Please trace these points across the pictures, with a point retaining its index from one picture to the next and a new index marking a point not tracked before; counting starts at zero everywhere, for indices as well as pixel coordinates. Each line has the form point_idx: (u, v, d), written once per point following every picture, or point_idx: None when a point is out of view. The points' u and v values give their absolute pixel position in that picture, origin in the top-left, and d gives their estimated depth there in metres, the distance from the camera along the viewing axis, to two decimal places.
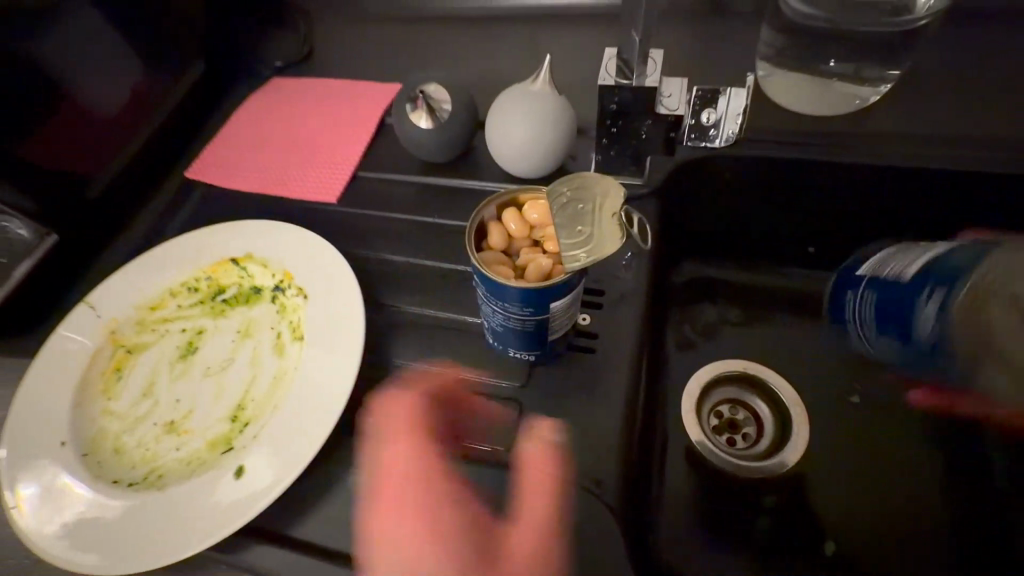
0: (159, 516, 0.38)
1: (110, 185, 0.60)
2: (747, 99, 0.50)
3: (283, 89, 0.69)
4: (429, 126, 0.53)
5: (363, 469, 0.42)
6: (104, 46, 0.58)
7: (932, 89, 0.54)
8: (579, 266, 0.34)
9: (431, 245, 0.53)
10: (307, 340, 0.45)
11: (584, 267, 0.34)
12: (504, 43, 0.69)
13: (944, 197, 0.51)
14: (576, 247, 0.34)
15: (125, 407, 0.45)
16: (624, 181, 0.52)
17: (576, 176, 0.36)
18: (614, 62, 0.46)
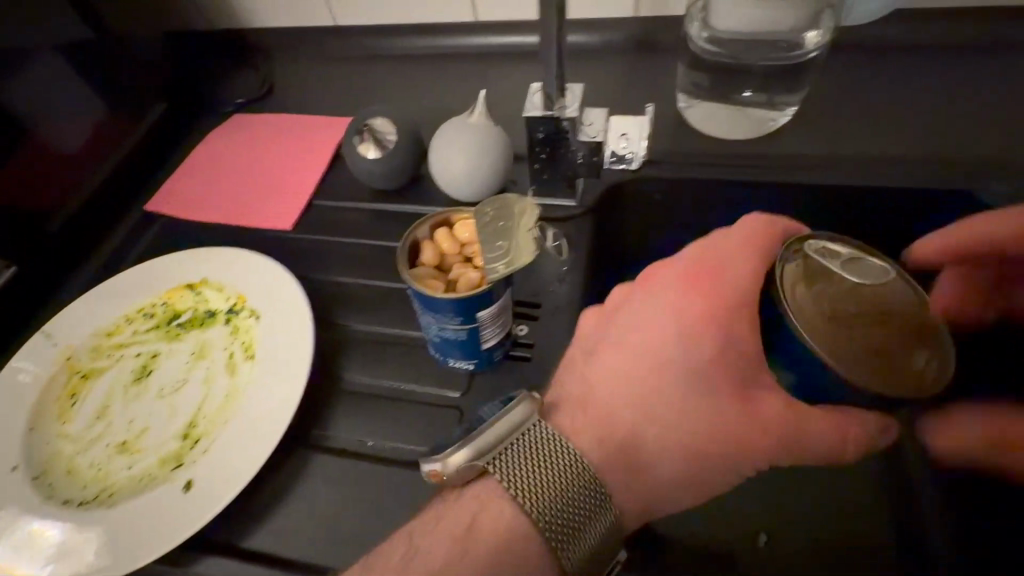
0: (112, 530, 0.40)
1: (70, 218, 0.62)
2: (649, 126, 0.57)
3: (243, 125, 0.72)
4: (376, 156, 0.57)
5: (312, 479, 0.44)
6: (68, 87, 0.61)
7: (829, 113, 0.61)
8: (501, 274, 0.38)
9: (381, 265, 0.57)
10: (258, 359, 0.48)
11: (507, 275, 0.38)
12: (450, 84, 0.75)
13: (849, 207, 0.56)
14: (499, 258, 0.38)
15: (79, 430, 0.47)
16: (558, 202, 0.56)
17: (497, 198, 0.41)
18: (539, 95, 0.50)
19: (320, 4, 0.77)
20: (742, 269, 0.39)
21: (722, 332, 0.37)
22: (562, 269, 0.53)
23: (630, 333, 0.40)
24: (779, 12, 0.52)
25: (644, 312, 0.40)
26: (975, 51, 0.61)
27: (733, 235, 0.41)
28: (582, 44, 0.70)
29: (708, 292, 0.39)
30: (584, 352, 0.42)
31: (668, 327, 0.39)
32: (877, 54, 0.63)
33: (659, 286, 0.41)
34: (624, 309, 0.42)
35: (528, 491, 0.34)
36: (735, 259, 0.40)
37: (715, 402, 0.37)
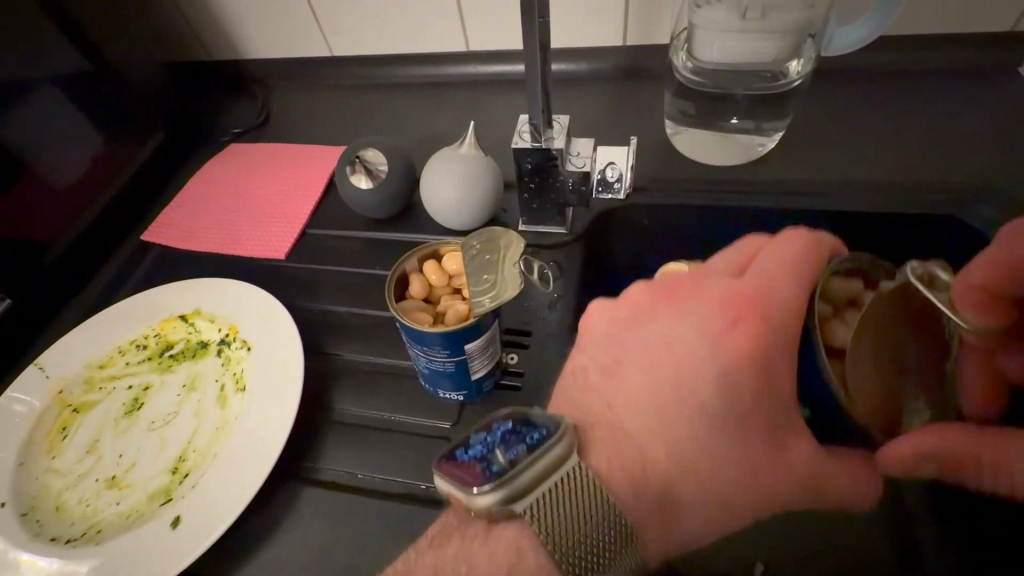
0: (98, 568, 0.40)
1: (66, 249, 0.63)
2: (634, 154, 0.58)
3: (239, 155, 0.74)
4: (368, 186, 0.58)
5: (301, 513, 0.44)
6: (67, 123, 0.62)
7: (817, 137, 0.61)
8: (486, 308, 0.38)
9: (372, 295, 0.57)
10: (249, 391, 0.48)
11: (492, 309, 0.38)
12: (443, 113, 0.76)
13: (837, 232, 0.57)
14: (484, 292, 0.39)
15: (69, 465, 0.47)
16: (548, 230, 0.57)
17: (483, 230, 0.41)
18: (527, 128, 0.51)
19: (315, 37, 0.79)
20: (794, 299, 0.37)
21: (763, 365, 0.35)
22: (552, 297, 0.54)
23: (657, 354, 0.38)
24: (760, 44, 0.52)
25: (673, 334, 0.38)
26: (954, 77, 0.63)
27: (775, 255, 0.39)
28: (571, 73, 0.72)
29: (749, 321, 0.36)
30: (603, 369, 0.40)
31: (707, 347, 0.36)
32: (859, 81, 0.64)
33: (690, 306, 0.39)
34: (649, 326, 0.40)
35: (553, 527, 0.32)
36: (781, 283, 0.37)
37: (748, 438, 0.35)
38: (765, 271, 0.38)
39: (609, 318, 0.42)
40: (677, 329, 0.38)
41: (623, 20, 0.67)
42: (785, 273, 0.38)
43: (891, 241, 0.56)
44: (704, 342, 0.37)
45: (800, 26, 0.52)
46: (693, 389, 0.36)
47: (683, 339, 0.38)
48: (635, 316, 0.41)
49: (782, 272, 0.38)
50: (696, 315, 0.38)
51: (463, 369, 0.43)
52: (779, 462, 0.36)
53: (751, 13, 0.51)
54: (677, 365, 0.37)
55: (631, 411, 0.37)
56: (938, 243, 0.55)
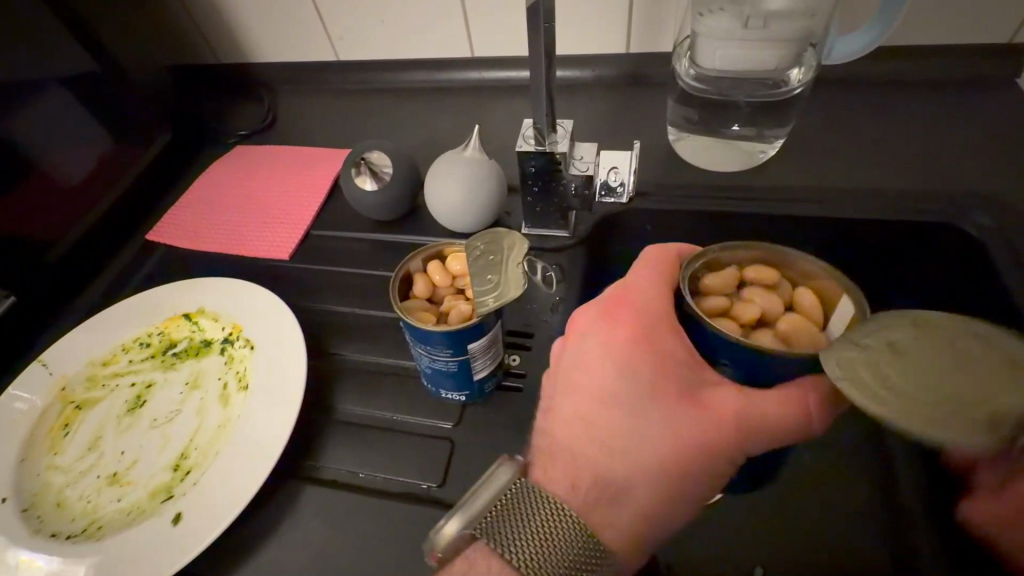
0: (98, 564, 0.40)
1: (71, 248, 0.63)
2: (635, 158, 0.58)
3: (245, 157, 0.74)
4: (373, 188, 0.58)
5: (302, 512, 0.44)
6: (76, 123, 0.63)
7: (817, 144, 0.62)
8: (489, 308, 0.38)
9: (376, 296, 0.57)
10: (252, 389, 0.48)
11: (497, 308, 0.39)
12: (448, 117, 0.77)
13: (838, 237, 0.57)
14: (488, 292, 0.39)
15: (70, 461, 0.47)
16: (552, 233, 0.57)
17: (488, 231, 0.42)
18: (531, 132, 0.52)
19: (321, 41, 0.80)
20: (641, 284, 0.38)
21: (657, 349, 0.36)
22: (556, 301, 0.54)
23: (579, 383, 0.37)
24: (762, 52, 0.53)
25: (581, 357, 0.38)
26: (953, 87, 0.63)
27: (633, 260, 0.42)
28: (574, 79, 0.73)
29: (622, 322, 0.37)
30: (548, 409, 0.39)
31: (605, 355, 0.37)
32: (859, 90, 0.65)
33: (584, 326, 0.39)
34: (566, 357, 0.39)
35: (511, 546, 0.33)
36: (645, 278, 0.39)
37: (679, 420, 0.35)
38: (637, 279, 0.39)
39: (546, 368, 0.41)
40: (584, 351, 0.38)
41: (625, 28, 0.68)
42: (643, 268, 0.40)
43: (892, 247, 0.57)
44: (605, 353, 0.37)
45: (802, 35, 0.52)
46: (617, 400, 0.36)
47: (592, 359, 0.37)
48: (555, 357, 0.40)
49: (645, 270, 0.39)
50: (593, 332, 0.38)
51: (465, 369, 0.43)
52: (710, 420, 0.34)
53: (753, 23, 0.52)
54: (598, 382, 0.36)
55: (574, 435, 0.36)
56: (938, 249, 0.56)
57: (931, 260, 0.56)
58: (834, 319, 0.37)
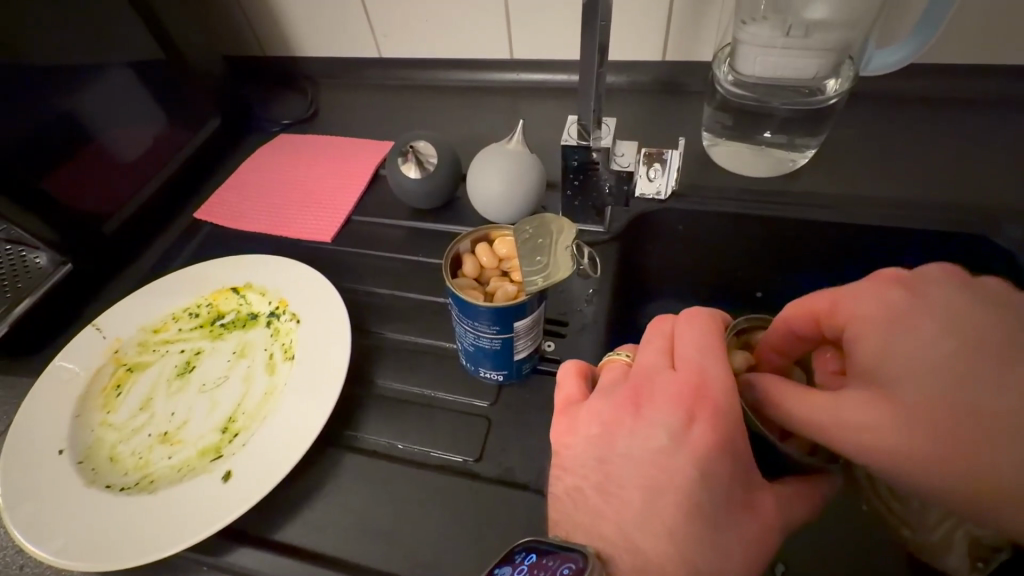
0: (151, 514, 0.42)
1: (124, 221, 0.66)
2: (680, 160, 0.59)
3: (290, 144, 0.77)
4: (417, 177, 0.61)
5: (343, 478, 0.45)
6: (134, 103, 0.66)
7: (850, 155, 0.63)
8: (539, 287, 0.40)
9: (414, 279, 0.59)
10: (298, 359, 0.50)
11: (547, 288, 0.40)
12: (487, 116, 0.80)
13: (866, 245, 0.59)
14: (539, 272, 0.41)
15: (123, 420, 0.49)
16: (587, 229, 0.59)
17: (537, 216, 0.43)
18: (576, 127, 0.54)
19: (367, 38, 0.83)
20: (719, 374, 0.34)
21: (734, 449, 0.33)
22: (589, 291, 0.56)
23: (640, 471, 0.34)
24: (803, 61, 0.55)
25: (642, 445, 0.34)
26: (987, 106, 0.65)
27: (687, 335, 0.37)
28: (610, 83, 0.75)
29: (703, 416, 0.33)
30: (598, 484, 0.35)
31: (677, 453, 0.33)
32: (892, 104, 0.67)
33: (651, 409, 0.35)
34: (623, 440, 0.35)
35: None
36: (701, 354, 0.36)
37: (738, 524, 0.33)
38: (686, 349, 0.36)
39: (585, 440, 0.36)
40: (642, 439, 0.34)
41: (665, 36, 0.70)
42: (706, 350, 0.36)
43: (923, 258, 0.58)
44: (672, 452, 0.33)
45: (840, 47, 0.55)
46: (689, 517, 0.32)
47: (656, 453, 0.33)
48: (606, 430, 0.35)
49: (704, 346, 0.36)
50: (654, 413, 0.34)
51: (507, 349, 0.45)
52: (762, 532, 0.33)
53: (795, 31, 0.54)
54: (668, 490, 0.32)
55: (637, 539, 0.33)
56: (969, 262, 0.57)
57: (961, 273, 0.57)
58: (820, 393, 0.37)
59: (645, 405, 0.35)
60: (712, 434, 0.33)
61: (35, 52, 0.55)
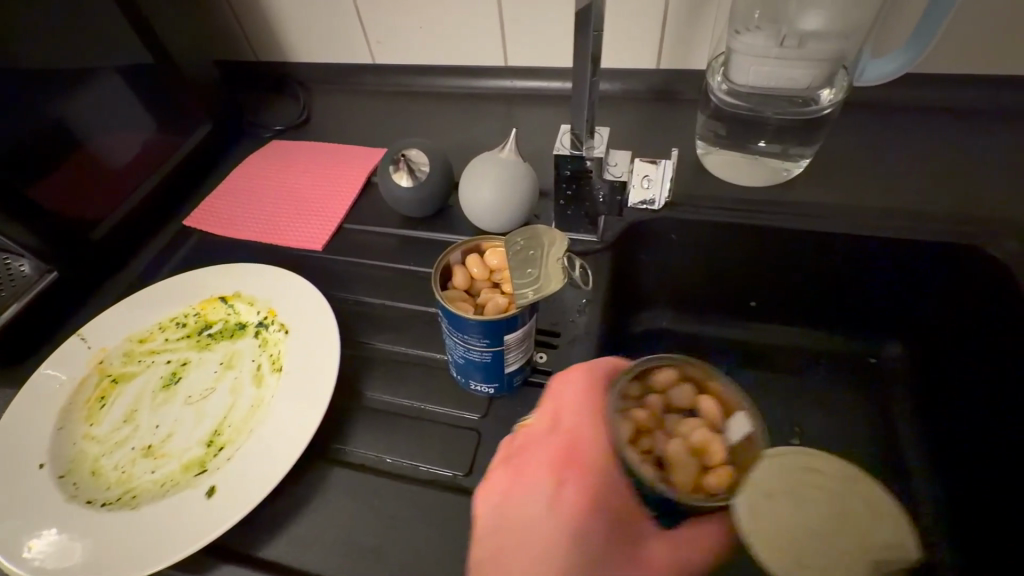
0: (131, 531, 0.41)
1: (111, 229, 0.65)
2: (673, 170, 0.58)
3: (282, 151, 0.76)
4: (408, 185, 0.60)
5: (330, 493, 0.45)
6: (122, 109, 0.65)
7: (844, 164, 0.63)
8: (530, 297, 0.40)
9: (405, 288, 0.59)
10: (286, 371, 0.49)
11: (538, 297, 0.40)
12: (482, 122, 0.79)
13: (860, 256, 0.59)
14: (531, 281, 0.40)
15: (106, 432, 0.48)
16: (580, 238, 0.59)
17: (527, 227, 0.43)
18: (568, 136, 0.53)
19: (360, 43, 0.83)
20: (592, 437, 0.40)
21: (609, 503, 0.37)
22: (582, 302, 0.55)
23: (530, 528, 0.37)
24: (796, 71, 0.55)
25: (531, 504, 0.37)
26: (984, 116, 0.65)
27: (570, 402, 0.42)
28: (605, 90, 0.75)
29: (576, 475, 0.38)
30: (496, 550, 0.36)
31: (557, 509, 0.37)
32: (887, 114, 0.67)
33: (537, 473, 0.39)
34: (517, 502, 0.38)
35: None
36: (580, 419, 0.41)
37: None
38: (567, 414, 0.41)
39: (489, 509, 0.38)
40: (533, 501, 0.37)
41: (659, 44, 0.70)
42: (586, 415, 0.41)
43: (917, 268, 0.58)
44: (555, 507, 0.37)
45: (834, 57, 0.54)
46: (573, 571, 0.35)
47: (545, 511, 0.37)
48: (504, 495, 0.38)
49: (581, 413, 0.41)
50: (541, 477, 0.38)
51: (498, 362, 0.44)
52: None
53: (789, 41, 0.54)
54: (555, 548, 0.35)
55: None
56: (958, 273, 0.57)
57: (952, 283, 0.57)
58: (732, 422, 0.36)
59: (531, 468, 0.39)
60: (589, 491, 0.38)
61: (21, 56, 0.55)
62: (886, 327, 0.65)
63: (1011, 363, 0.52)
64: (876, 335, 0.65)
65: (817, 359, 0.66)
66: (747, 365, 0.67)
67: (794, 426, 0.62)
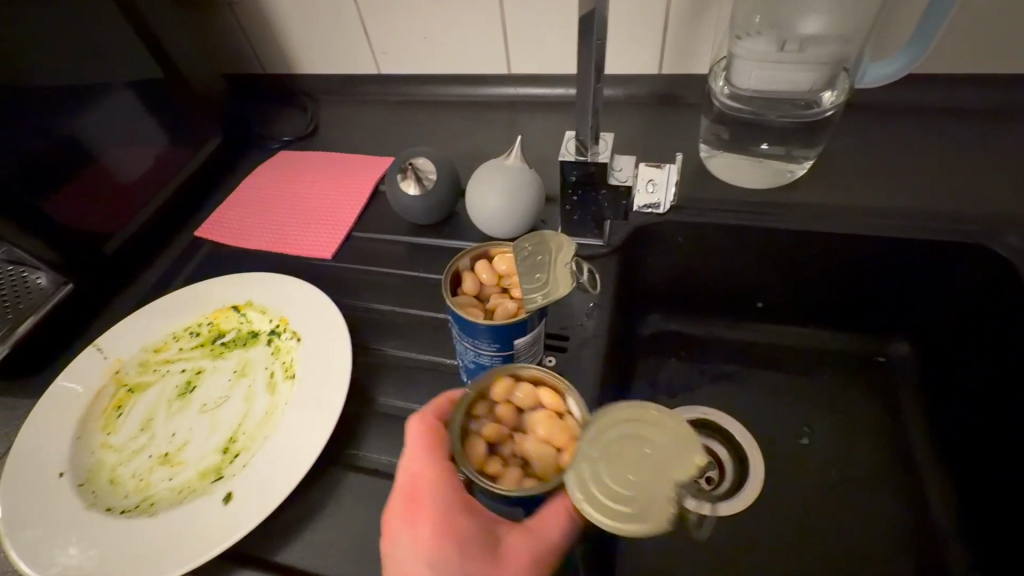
0: (150, 537, 0.41)
1: (124, 241, 0.66)
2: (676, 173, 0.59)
3: (290, 161, 0.77)
4: (416, 193, 0.61)
5: (344, 497, 0.45)
6: (133, 123, 0.67)
7: (847, 165, 0.63)
8: (543, 301, 0.40)
9: (414, 294, 0.60)
10: (298, 378, 0.50)
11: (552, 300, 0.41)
12: (487, 130, 0.80)
13: (865, 255, 0.59)
14: (543, 287, 0.41)
15: (123, 440, 0.49)
16: (587, 242, 0.59)
17: (536, 234, 0.43)
18: (573, 143, 0.54)
19: (365, 54, 0.84)
20: (429, 472, 0.36)
21: (472, 538, 0.34)
22: (589, 306, 0.56)
23: None
24: (798, 74, 0.56)
25: (402, 560, 0.35)
26: (985, 114, 0.65)
27: (408, 445, 0.38)
28: (609, 96, 0.76)
29: (422, 516, 0.35)
30: None
31: (422, 557, 0.34)
32: (889, 114, 0.67)
33: (396, 531, 0.36)
34: (392, 564, 0.35)
35: None
36: (413, 460, 0.37)
37: None
38: (408, 456, 0.38)
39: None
40: (404, 562, 0.35)
41: (661, 51, 0.71)
42: (418, 456, 0.37)
43: (919, 266, 0.59)
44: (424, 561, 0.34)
45: (834, 59, 0.56)
46: None
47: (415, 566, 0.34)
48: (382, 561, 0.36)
49: (412, 454, 0.37)
50: (406, 536, 0.35)
51: None
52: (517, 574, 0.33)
53: (789, 45, 0.55)
54: None
55: None
56: (960, 271, 0.57)
57: (956, 280, 0.58)
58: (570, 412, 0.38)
59: (394, 531, 0.37)
60: (443, 527, 0.35)
61: (35, 73, 0.56)
62: (891, 326, 0.65)
63: (1013, 359, 0.52)
64: (882, 333, 0.66)
65: (825, 359, 0.67)
66: (754, 366, 0.67)
67: (802, 427, 0.62)
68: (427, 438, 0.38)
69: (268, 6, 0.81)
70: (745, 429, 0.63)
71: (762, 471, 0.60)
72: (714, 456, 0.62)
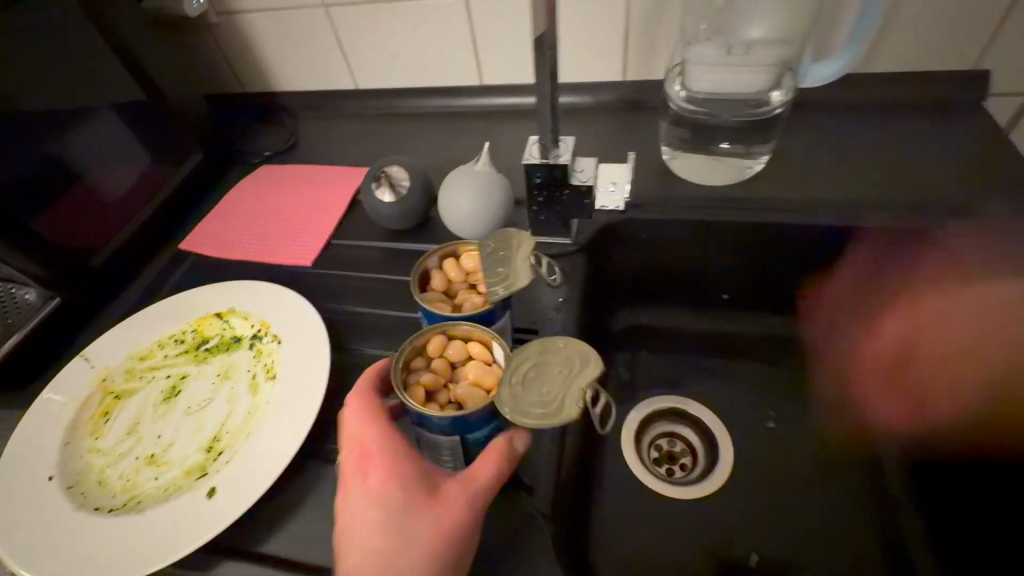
0: (138, 532, 0.43)
1: (110, 256, 0.68)
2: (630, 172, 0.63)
3: (271, 175, 0.80)
4: (390, 199, 0.64)
5: (325, 488, 0.47)
6: (116, 142, 0.69)
7: (800, 160, 0.67)
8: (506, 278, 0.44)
9: (391, 296, 0.62)
10: (279, 378, 0.52)
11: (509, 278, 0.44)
12: (461, 139, 0.83)
13: (819, 245, 0.63)
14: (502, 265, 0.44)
15: (110, 444, 0.50)
16: (555, 240, 0.62)
17: (498, 232, 0.47)
18: (536, 146, 0.57)
19: (343, 70, 0.88)
20: (374, 428, 0.41)
21: (417, 477, 0.39)
22: (559, 301, 0.59)
23: (373, 532, 0.37)
24: (746, 76, 0.59)
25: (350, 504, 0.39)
26: (926, 108, 0.69)
27: (351, 408, 0.43)
28: (576, 103, 0.79)
29: (372, 463, 0.40)
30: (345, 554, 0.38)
31: (367, 499, 0.38)
32: (838, 111, 0.71)
33: (351, 481, 0.40)
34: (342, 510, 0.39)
35: None
36: (356, 420, 0.42)
37: (441, 520, 0.37)
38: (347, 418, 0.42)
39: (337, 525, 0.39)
40: (350, 507, 0.39)
41: (623, 59, 0.75)
42: (364, 417, 0.42)
43: (873, 254, 0.62)
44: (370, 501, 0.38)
45: (778, 61, 0.59)
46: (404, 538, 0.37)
47: (361, 507, 0.38)
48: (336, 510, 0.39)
49: (356, 416, 0.42)
50: (359, 484, 0.39)
51: None
52: (453, 508, 0.38)
53: (736, 50, 0.59)
54: (386, 528, 0.37)
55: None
56: (911, 256, 0.60)
57: (905, 264, 0.61)
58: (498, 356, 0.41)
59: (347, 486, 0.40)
60: (395, 466, 0.39)
61: (20, 97, 0.59)
62: None
63: None
64: None
65: (789, 346, 0.70)
66: (722, 356, 0.70)
67: (768, 412, 0.66)
68: (371, 401, 0.43)
69: (246, 27, 0.85)
70: (715, 415, 0.67)
71: (730, 453, 0.63)
72: (686, 442, 0.66)
